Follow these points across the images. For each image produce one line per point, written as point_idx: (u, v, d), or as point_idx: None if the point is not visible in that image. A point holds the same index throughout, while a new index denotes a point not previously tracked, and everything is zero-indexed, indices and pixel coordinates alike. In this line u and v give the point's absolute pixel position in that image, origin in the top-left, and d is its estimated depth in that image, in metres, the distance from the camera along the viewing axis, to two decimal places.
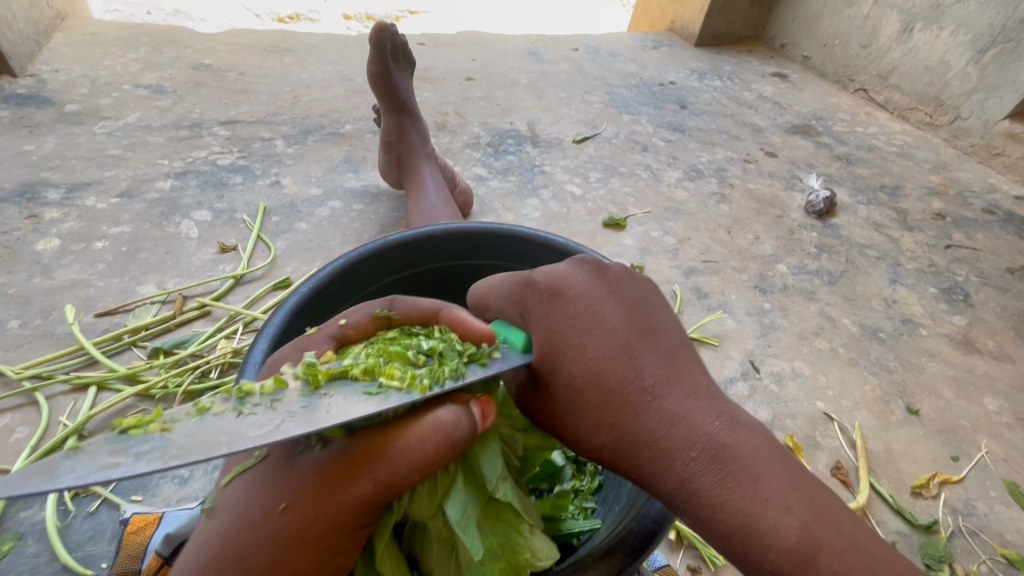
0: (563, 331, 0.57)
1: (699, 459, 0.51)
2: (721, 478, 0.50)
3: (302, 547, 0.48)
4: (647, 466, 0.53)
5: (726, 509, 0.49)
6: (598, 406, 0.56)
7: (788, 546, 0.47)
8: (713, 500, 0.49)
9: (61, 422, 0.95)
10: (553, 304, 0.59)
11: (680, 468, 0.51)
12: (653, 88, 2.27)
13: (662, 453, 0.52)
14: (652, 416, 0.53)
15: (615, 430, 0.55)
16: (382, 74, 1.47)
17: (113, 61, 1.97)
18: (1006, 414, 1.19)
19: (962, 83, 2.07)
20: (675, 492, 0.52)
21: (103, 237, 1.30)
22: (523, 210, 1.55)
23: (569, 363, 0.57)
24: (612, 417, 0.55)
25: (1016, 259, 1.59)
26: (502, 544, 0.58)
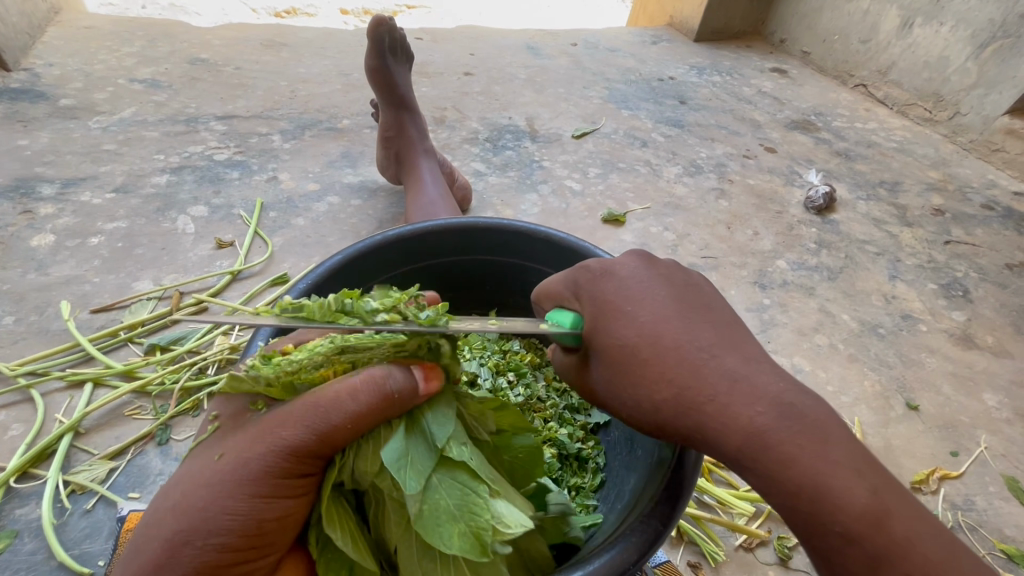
0: (620, 299, 0.57)
1: (768, 414, 0.47)
2: (792, 432, 0.46)
3: (237, 489, 0.48)
4: (708, 422, 0.49)
5: (798, 466, 0.45)
6: (655, 368, 0.53)
7: (860, 509, 0.43)
8: (782, 455, 0.46)
9: (56, 419, 0.95)
10: (608, 281, 0.60)
11: (745, 420, 0.48)
12: (652, 83, 2.26)
13: (726, 407, 0.49)
14: (714, 370, 0.50)
15: (674, 388, 0.51)
16: (380, 68, 1.45)
17: (107, 55, 1.95)
18: (1005, 410, 1.19)
19: (962, 79, 2.06)
20: (741, 448, 0.48)
21: (98, 233, 1.28)
22: (522, 206, 1.55)
23: (626, 328, 0.55)
24: (672, 372, 0.52)
25: (1014, 255, 1.59)
26: (459, 506, 0.51)
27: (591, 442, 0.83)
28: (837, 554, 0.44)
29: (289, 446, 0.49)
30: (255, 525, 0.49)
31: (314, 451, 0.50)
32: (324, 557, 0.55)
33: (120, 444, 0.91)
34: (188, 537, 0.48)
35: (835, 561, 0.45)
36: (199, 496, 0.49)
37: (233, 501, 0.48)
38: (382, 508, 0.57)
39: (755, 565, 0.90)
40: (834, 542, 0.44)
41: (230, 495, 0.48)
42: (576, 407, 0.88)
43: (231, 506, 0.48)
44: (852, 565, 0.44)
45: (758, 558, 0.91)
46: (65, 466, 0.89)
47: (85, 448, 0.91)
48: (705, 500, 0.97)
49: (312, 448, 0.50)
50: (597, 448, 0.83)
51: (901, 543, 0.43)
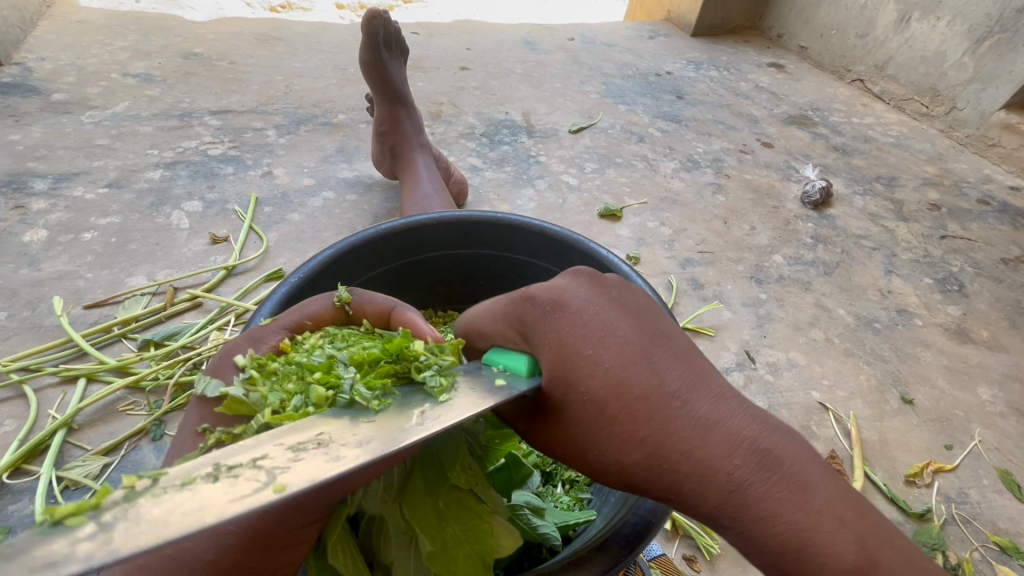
0: (571, 338, 0.51)
1: (744, 466, 0.43)
2: (770, 486, 0.42)
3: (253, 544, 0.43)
4: (685, 483, 0.45)
5: (782, 525, 0.41)
6: (618, 416, 0.48)
7: (849, 566, 0.39)
8: (765, 513, 0.42)
9: (49, 415, 0.94)
10: (558, 318, 0.53)
11: (722, 480, 0.43)
12: (649, 78, 2.25)
13: (700, 462, 0.44)
14: (684, 422, 0.45)
15: (643, 446, 0.47)
16: (375, 62, 1.44)
17: (100, 50, 1.93)
18: (999, 403, 1.20)
19: (958, 74, 2.06)
20: (720, 509, 0.44)
21: (91, 228, 1.27)
22: (518, 201, 1.54)
23: (583, 372, 0.50)
24: (638, 428, 0.47)
25: (1010, 249, 1.60)
26: (466, 533, 0.56)
27: None
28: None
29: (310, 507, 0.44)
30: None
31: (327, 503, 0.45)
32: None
33: (114, 440, 0.91)
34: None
35: None
36: (203, 547, 0.44)
37: (239, 554, 0.43)
38: (379, 528, 0.58)
39: (749, 559, 0.90)
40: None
41: (234, 549, 0.43)
42: None
43: (235, 559, 0.43)
44: None
45: None
46: (58, 462, 0.89)
47: (79, 444, 0.91)
48: None
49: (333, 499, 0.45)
50: None
51: None
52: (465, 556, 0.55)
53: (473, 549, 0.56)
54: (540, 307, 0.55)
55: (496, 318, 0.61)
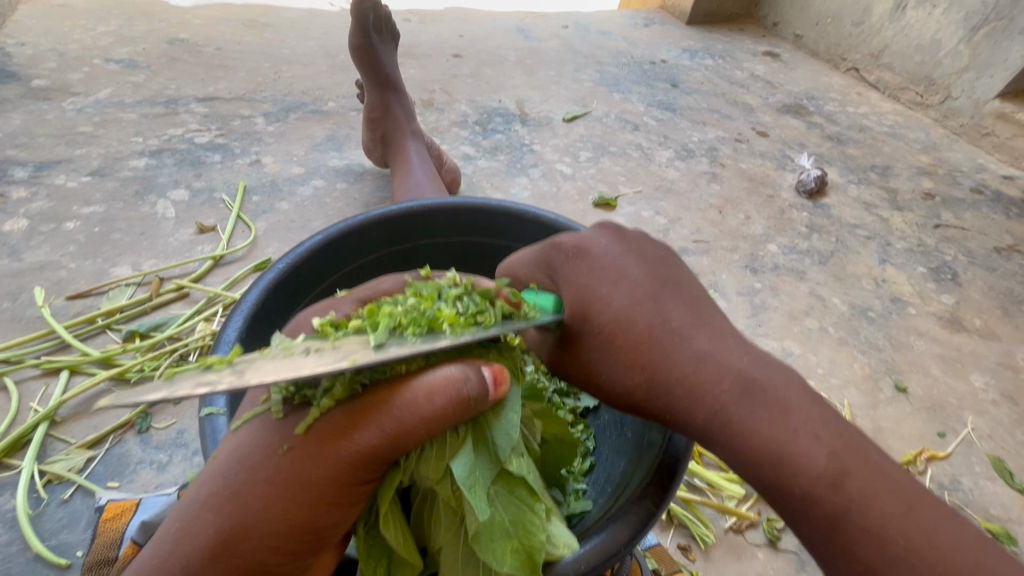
0: (586, 281, 0.57)
1: (731, 391, 0.50)
2: (750, 404, 0.50)
3: (300, 493, 0.46)
4: (678, 402, 0.52)
5: (761, 437, 0.49)
6: (624, 349, 0.55)
7: (817, 471, 0.46)
8: (744, 429, 0.49)
9: (31, 408, 0.92)
10: (578, 261, 0.59)
11: (710, 395, 0.51)
12: (644, 66, 2.23)
13: (696, 387, 0.51)
14: (682, 354, 0.53)
15: (641, 375, 0.54)
16: (365, 47, 1.42)
17: (82, 35, 1.88)
18: (992, 391, 1.20)
19: (953, 62, 2.05)
20: (708, 425, 0.51)
21: (74, 218, 1.24)
22: (512, 189, 1.52)
23: (593, 309, 0.56)
24: (639, 357, 0.54)
25: (1003, 238, 1.60)
26: (512, 522, 0.53)
27: (580, 426, 0.82)
28: (796, 515, 0.48)
29: (376, 455, 0.46)
30: (304, 531, 0.47)
31: (382, 457, 0.47)
32: (368, 545, 0.56)
33: (98, 433, 0.89)
34: (247, 538, 0.46)
35: (800, 520, 0.48)
36: (260, 493, 0.46)
37: (297, 505, 0.46)
38: (432, 506, 0.58)
39: (744, 548, 0.90)
40: (795, 503, 0.47)
41: (294, 502, 0.46)
42: (565, 391, 0.87)
43: (293, 513, 0.46)
44: (811, 524, 0.47)
45: (747, 539, 0.91)
46: (40, 455, 0.87)
47: (62, 437, 0.89)
48: (695, 484, 0.96)
49: (388, 452, 0.46)
50: (586, 433, 0.82)
51: (858, 502, 0.45)
52: (512, 550, 0.52)
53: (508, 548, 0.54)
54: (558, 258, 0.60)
55: (528, 265, 0.64)
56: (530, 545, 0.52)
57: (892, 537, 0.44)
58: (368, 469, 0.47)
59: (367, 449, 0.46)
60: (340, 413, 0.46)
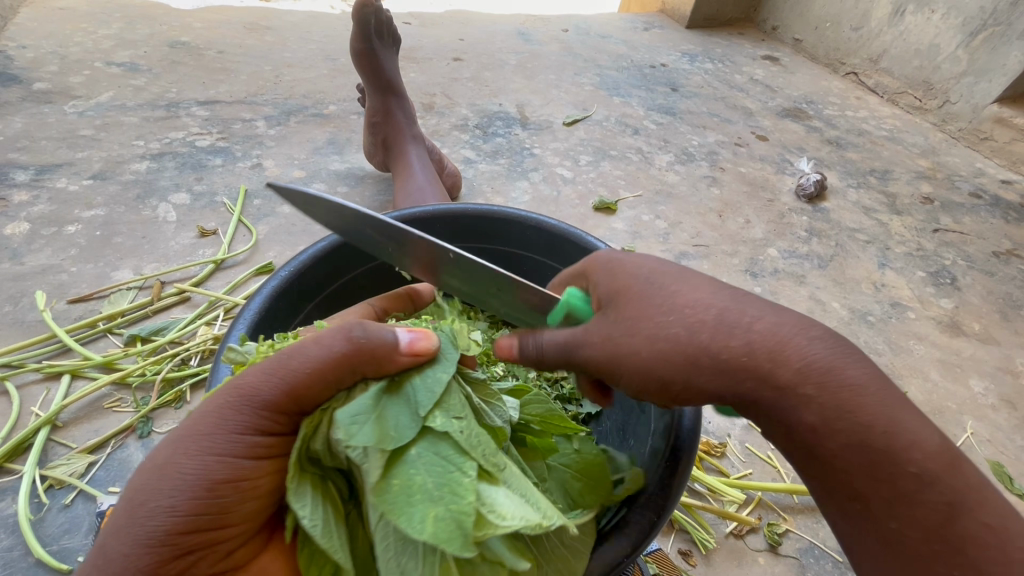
0: (623, 253, 0.59)
1: (831, 350, 0.49)
2: (846, 358, 0.49)
3: (196, 442, 0.44)
4: (768, 358, 0.48)
5: (871, 390, 0.48)
6: (690, 297, 0.52)
7: (935, 448, 0.47)
8: (859, 392, 0.47)
9: (33, 412, 0.92)
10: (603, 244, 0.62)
11: (806, 349, 0.49)
12: (644, 70, 2.24)
13: (791, 343, 0.49)
14: (762, 304, 0.51)
15: (712, 318, 0.50)
16: (367, 52, 1.42)
17: (83, 38, 1.89)
18: (991, 396, 1.20)
19: (952, 67, 2.06)
20: (808, 373, 0.48)
21: (75, 221, 1.24)
22: (513, 193, 1.53)
23: (638, 269, 0.56)
24: (712, 306, 0.51)
25: (1002, 243, 1.60)
26: (439, 485, 0.44)
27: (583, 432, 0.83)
28: (909, 503, 0.47)
29: (286, 400, 0.47)
30: (203, 497, 0.43)
31: (276, 405, 0.47)
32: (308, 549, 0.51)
33: (99, 437, 0.89)
34: (147, 508, 0.42)
35: (912, 507, 0.47)
36: (159, 453, 0.45)
37: (190, 461, 0.43)
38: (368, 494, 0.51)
39: (745, 553, 0.90)
40: (911, 485, 0.47)
41: (188, 451, 0.44)
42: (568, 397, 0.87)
43: (189, 465, 0.43)
44: (926, 505, 0.47)
45: (748, 544, 0.91)
46: (42, 460, 0.87)
47: (64, 441, 0.89)
48: (696, 489, 0.96)
49: (298, 401, 0.48)
50: None
51: (969, 484, 0.48)
52: (435, 517, 0.42)
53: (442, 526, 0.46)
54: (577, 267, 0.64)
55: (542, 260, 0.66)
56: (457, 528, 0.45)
57: (994, 523, 0.47)
58: (277, 418, 0.47)
59: (268, 399, 0.46)
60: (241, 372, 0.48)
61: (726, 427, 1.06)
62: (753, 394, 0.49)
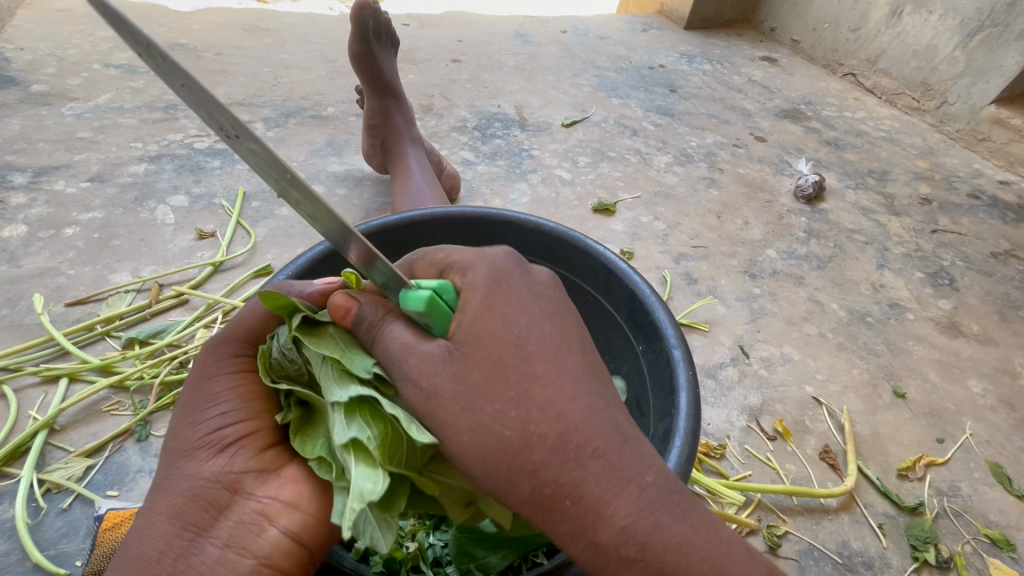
0: (497, 310, 0.53)
1: (656, 487, 0.48)
2: (671, 510, 0.47)
3: (200, 382, 0.61)
4: (589, 488, 0.47)
5: (691, 562, 0.46)
6: (526, 398, 0.48)
7: None
8: (678, 546, 0.46)
9: (30, 416, 0.92)
10: (483, 276, 0.56)
11: (632, 502, 0.47)
12: (642, 71, 2.24)
13: (621, 479, 0.47)
14: (604, 426, 0.49)
15: (557, 437, 0.47)
16: (365, 53, 1.41)
17: (81, 40, 1.88)
18: (989, 397, 1.20)
19: (949, 68, 2.07)
20: (628, 528, 0.46)
21: (73, 224, 1.24)
22: (511, 195, 1.53)
23: (489, 337, 0.51)
24: (564, 423, 0.48)
25: (1000, 243, 1.61)
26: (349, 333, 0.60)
27: None
28: None
29: (252, 333, 0.65)
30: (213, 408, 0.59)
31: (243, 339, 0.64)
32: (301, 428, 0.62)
33: (97, 441, 0.88)
34: (185, 430, 0.59)
35: None
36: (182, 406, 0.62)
37: (197, 393, 0.60)
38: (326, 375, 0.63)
39: None
40: None
41: (195, 388, 0.61)
42: None
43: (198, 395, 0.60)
44: None
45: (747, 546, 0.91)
46: (39, 464, 0.86)
47: (61, 445, 0.88)
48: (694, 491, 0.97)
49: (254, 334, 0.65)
50: None
51: None
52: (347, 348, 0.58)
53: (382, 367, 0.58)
54: (462, 264, 0.57)
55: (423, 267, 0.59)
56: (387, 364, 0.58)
57: None
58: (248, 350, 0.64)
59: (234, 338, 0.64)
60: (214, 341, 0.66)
61: (725, 429, 1.06)
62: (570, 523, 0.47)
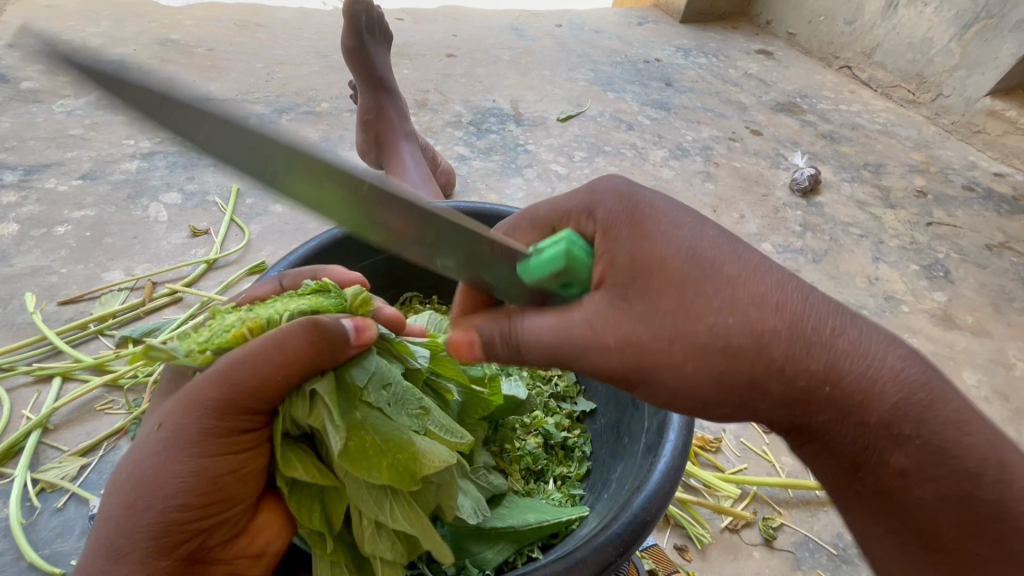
0: (658, 231, 0.47)
1: (890, 368, 0.45)
2: (915, 383, 0.45)
3: (186, 451, 0.48)
4: (835, 376, 0.44)
5: (944, 430, 0.45)
6: (738, 302, 0.44)
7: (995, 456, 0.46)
8: (931, 415, 0.45)
9: (23, 415, 0.91)
10: (624, 213, 0.49)
11: (878, 376, 0.45)
12: (638, 65, 2.23)
13: (854, 362, 0.45)
14: (823, 318, 0.45)
15: (785, 330, 0.44)
16: (358, 49, 1.41)
17: (71, 36, 1.86)
18: (983, 388, 1.21)
19: (944, 60, 2.07)
20: (888, 408, 0.45)
21: (65, 222, 1.23)
22: (507, 190, 1.52)
23: (665, 259, 0.46)
24: (783, 318, 0.44)
25: (994, 235, 1.61)
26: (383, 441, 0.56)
27: (577, 431, 0.80)
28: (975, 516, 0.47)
29: (252, 397, 0.51)
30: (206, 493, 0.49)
31: (248, 406, 0.51)
32: (294, 495, 0.57)
33: (91, 440, 0.88)
34: (152, 511, 0.48)
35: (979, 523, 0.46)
36: (145, 464, 0.49)
37: (182, 468, 0.48)
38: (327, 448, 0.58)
39: (741, 547, 0.90)
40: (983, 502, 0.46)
41: (179, 463, 0.48)
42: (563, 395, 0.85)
43: (187, 473, 0.48)
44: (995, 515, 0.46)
45: (744, 538, 0.92)
46: (33, 463, 0.86)
47: (55, 444, 0.88)
48: (691, 484, 0.97)
49: (259, 397, 0.51)
50: (583, 437, 0.80)
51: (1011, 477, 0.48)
52: (388, 467, 0.55)
53: (397, 459, 0.55)
54: (579, 208, 0.52)
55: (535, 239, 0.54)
56: (410, 461, 0.55)
57: None
58: (247, 417, 0.52)
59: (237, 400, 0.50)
60: (201, 381, 0.50)
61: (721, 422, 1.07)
62: (828, 414, 0.46)
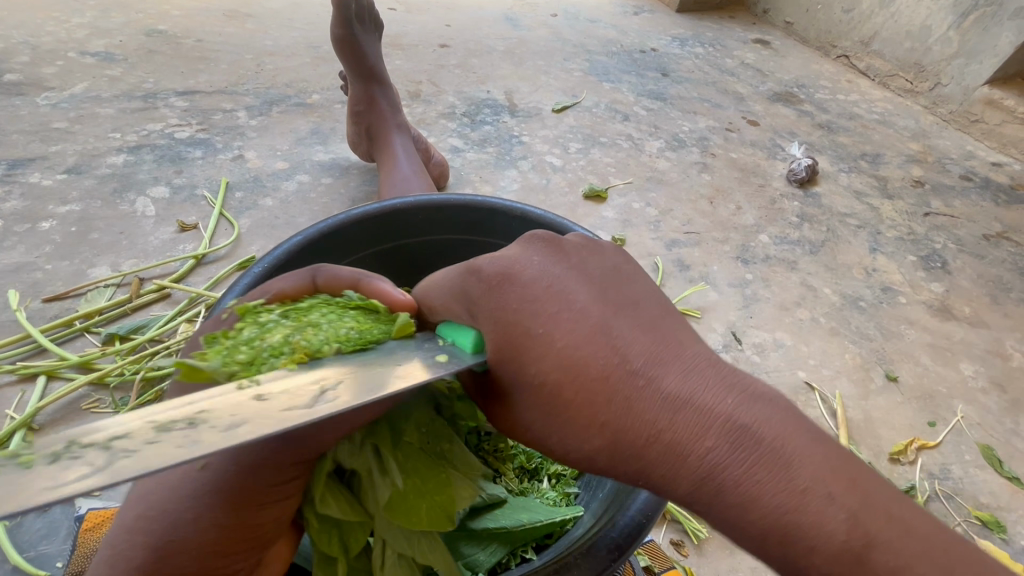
0: (510, 297, 0.48)
1: (717, 444, 0.39)
2: (732, 456, 0.39)
3: (224, 500, 0.47)
4: (624, 432, 0.43)
5: (756, 508, 0.38)
6: (540, 354, 0.46)
7: (837, 547, 0.36)
8: (743, 495, 0.38)
9: (8, 415, 0.90)
10: (502, 278, 0.49)
11: (676, 439, 0.41)
12: (633, 55, 2.20)
13: (652, 426, 0.42)
14: (644, 391, 0.42)
15: (574, 384, 0.44)
16: (347, 38, 1.38)
17: (56, 27, 1.82)
18: (981, 379, 1.21)
19: (943, 48, 2.05)
20: (685, 472, 0.41)
21: (49, 217, 1.21)
22: (501, 182, 1.50)
23: (498, 313, 0.48)
24: (572, 372, 0.44)
25: (992, 225, 1.60)
26: (425, 483, 0.56)
27: None
28: None
29: (301, 453, 0.47)
30: (241, 535, 0.49)
31: (297, 459, 0.48)
32: (317, 523, 0.55)
33: None
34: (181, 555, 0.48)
35: None
36: (180, 506, 0.47)
37: (220, 516, 0.47)
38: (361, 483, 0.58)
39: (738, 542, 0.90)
40: None
41: (218, 511, 0.47)
42: None
43: (222, 520, 0.47)
44: None
45: None
46: None
47: None
48: None
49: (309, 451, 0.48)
50: None
51: None
52: (428, 507, 0.55)
53: (435, 499, 0.56)
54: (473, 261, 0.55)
55: (444, 290, 0.56)
56: (448, 499, 0.56)
57: None
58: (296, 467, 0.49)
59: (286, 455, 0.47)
60: None
61: None
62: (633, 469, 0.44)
